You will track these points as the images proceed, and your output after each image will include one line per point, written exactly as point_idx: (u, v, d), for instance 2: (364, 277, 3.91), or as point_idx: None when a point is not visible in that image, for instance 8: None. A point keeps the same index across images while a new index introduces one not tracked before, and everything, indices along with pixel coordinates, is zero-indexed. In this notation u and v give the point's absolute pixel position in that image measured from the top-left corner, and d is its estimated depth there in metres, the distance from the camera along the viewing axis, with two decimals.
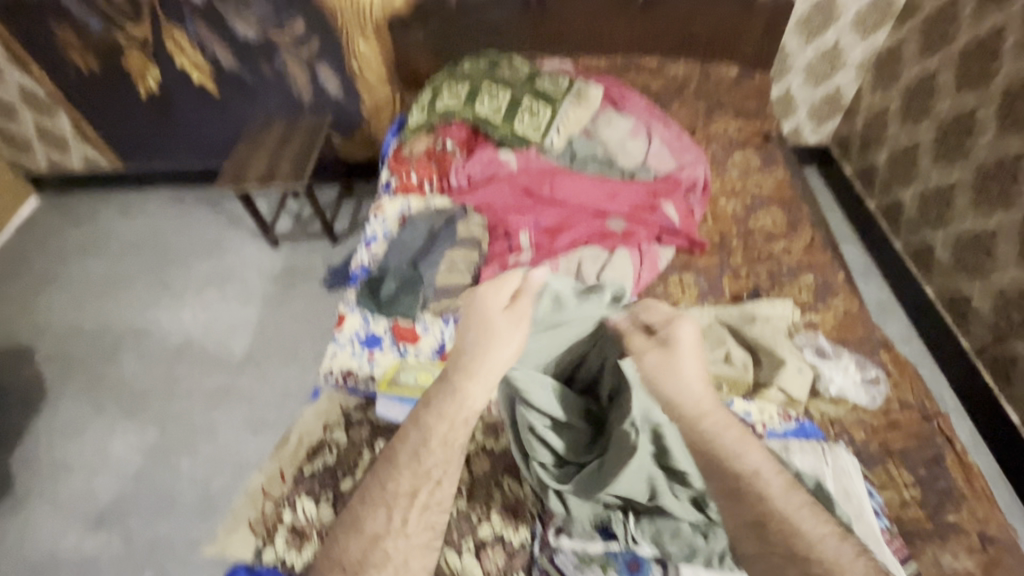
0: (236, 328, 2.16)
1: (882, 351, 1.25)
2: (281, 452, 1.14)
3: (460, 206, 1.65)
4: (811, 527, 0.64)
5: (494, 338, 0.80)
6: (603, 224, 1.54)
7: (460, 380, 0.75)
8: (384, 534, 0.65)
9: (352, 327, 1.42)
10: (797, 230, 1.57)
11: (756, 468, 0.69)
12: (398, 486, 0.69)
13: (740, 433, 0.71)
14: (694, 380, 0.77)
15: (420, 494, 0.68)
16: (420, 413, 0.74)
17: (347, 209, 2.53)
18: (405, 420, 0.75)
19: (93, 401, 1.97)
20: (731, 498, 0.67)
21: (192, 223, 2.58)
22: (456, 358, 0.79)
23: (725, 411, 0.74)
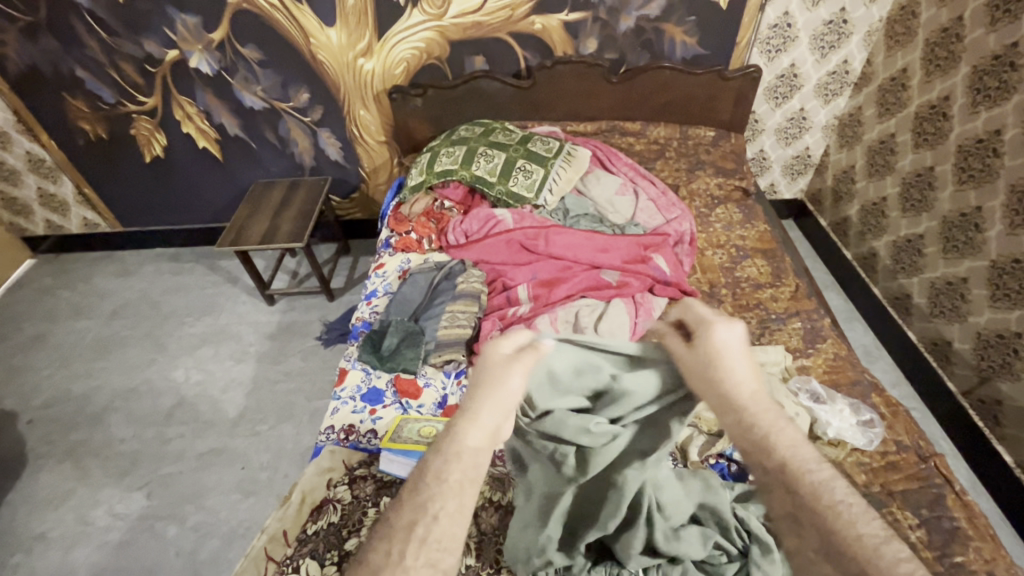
0: (230, 387, 2.13)
1: (873, 393, 1.29)
2: (282, 512, 1.11)
3: (459, 261, 1.72)
4: (872, 529, 0.51)
5: (506, 369, 0.68)
6: (597, 276, 1.60)
7: (469, 416, 0.64)
8: (382, 571, 0.54)
9: (354, 382, 1.44)
10: (781, 278, 1.64)
11: (808, 465, 0.56)
12: (399, 519, 0.58)
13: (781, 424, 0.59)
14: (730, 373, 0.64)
15: (418, 528, 0.57)
16: (433, 450, 0.63)
17: (344, 266, 2.58)
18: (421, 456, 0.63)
19: (78, 466, 1.91)
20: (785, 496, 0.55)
21: (188, 282, 2.60)
22: (469, 391, 0.68)
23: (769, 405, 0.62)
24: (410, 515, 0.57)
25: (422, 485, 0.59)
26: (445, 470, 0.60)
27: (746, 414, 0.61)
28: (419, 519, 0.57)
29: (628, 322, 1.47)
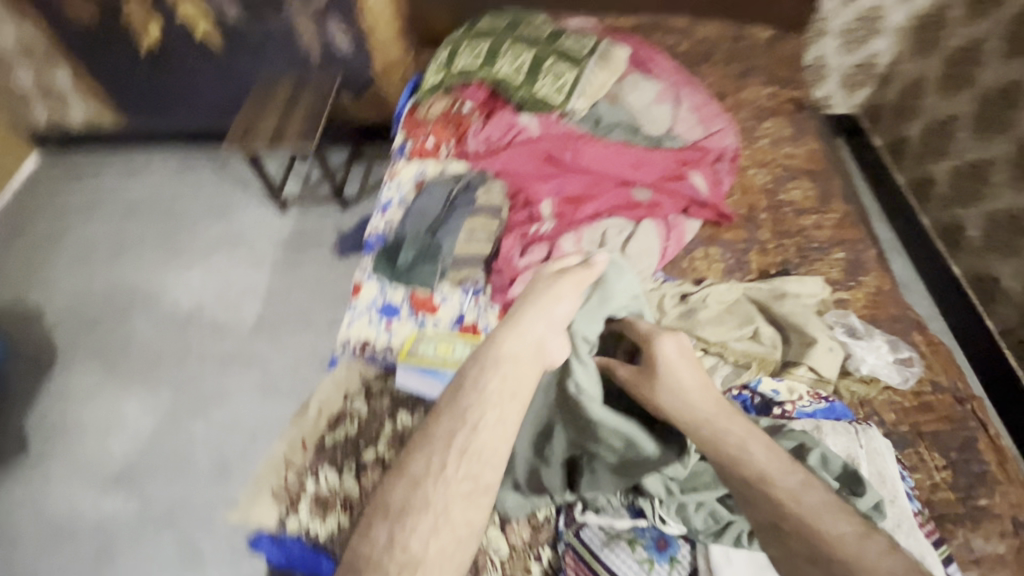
0: (246, 294, 2.13)
1: (915, 331, 1.22)
2: (300, 421, 1.11)
3: (478, 172, 1.59)
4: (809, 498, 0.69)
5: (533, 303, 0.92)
6: (628, 194, 1.49)
7: (499, 339, 0.85)
8: (424, 479, 0.73)
9: (369, 295, 1.40)
10: (828, 203, 1.51)
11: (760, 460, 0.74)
12: (437, 434, 0.76)
13: (739, 430, 0.77)
14: (693, 389, 0.84)
15: (458, 441, 0.75)
16: (465, 381, 0.81)
17: (357, 173, 2.47)
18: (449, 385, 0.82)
19: (106, 364, 1.97)
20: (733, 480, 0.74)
21: (198, 185, 2.52)
22: (501, 320, 0.91)
23: (725, 415, 0.80)
24: (441, 452, 0.74)
25: (454, 421, 0.77)
26: (484, 388, 0.79)
27: (717, 428, 0.78)
28: (456, 433, 0.76)
29: (657, 246, 1.38)
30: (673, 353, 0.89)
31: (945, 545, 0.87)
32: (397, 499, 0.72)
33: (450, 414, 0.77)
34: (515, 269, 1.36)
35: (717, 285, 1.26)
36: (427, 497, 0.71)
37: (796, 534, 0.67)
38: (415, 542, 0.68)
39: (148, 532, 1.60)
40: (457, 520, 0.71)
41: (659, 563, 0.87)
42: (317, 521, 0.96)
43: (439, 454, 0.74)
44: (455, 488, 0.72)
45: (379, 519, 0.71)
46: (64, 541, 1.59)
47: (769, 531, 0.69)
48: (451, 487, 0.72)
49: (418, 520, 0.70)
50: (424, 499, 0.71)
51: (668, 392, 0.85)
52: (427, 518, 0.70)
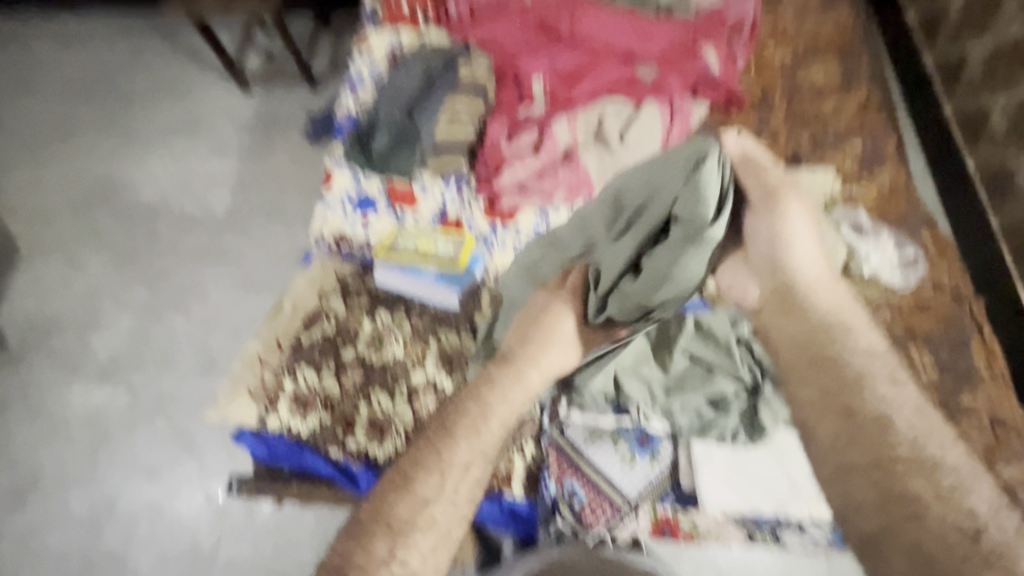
0: (214, 184, 1.98)
1: (923, 229, 1.15)
2: (275, 320, 1.07)
3: (461, 43, 1.40)
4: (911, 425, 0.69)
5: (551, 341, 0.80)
6: (630, 71, 1.32)
7: (524, 369, 0.77)
8: (433, 501, 0.67)
9: (342, 186, 1.27)
10: (852, 85, 1.35)
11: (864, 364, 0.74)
12: (454, 456, 0.70)
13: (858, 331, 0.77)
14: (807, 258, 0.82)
15: (472, 468, 0.70)
16: (481, 394, 0.75)
17: (325, 46, 2.18)
18: (464, 397, 0.75)
19: (72, 257, 1.87)
20: (833, 389, 0.72)
21: (146, 57, 2.23)
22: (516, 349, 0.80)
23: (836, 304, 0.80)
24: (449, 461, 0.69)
25: (466, 434, 0.71)
26: (487, 407, 0.73)
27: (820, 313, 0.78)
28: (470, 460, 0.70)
29: (660, 131, 1.24)
30: (801, 223, 0.83)
31: None
32: (400, 514, 0.66)
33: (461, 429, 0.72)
34: (502, 154, 1.24)
35: None
36: (433, 518, 0.66)
37: (893, 463, 0.65)
38: (414, 558, 0.63)
39: (141, 422, 1.63)
40: (456, 536, 0.67)
41: (641, 458, 0.89)
42: (298, 419, 0.94)
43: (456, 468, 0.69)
44: (457, 508, 0.68)
45: (380, 534, 0.65)
46: (58, 430, 1.62)
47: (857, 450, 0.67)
48: (452, 508, 0.68)
49: (420, 538, 0.65)
50: (429, 519, 0.66)
51: (790, 256, 0.81)
52: (429, 535, 0.65)
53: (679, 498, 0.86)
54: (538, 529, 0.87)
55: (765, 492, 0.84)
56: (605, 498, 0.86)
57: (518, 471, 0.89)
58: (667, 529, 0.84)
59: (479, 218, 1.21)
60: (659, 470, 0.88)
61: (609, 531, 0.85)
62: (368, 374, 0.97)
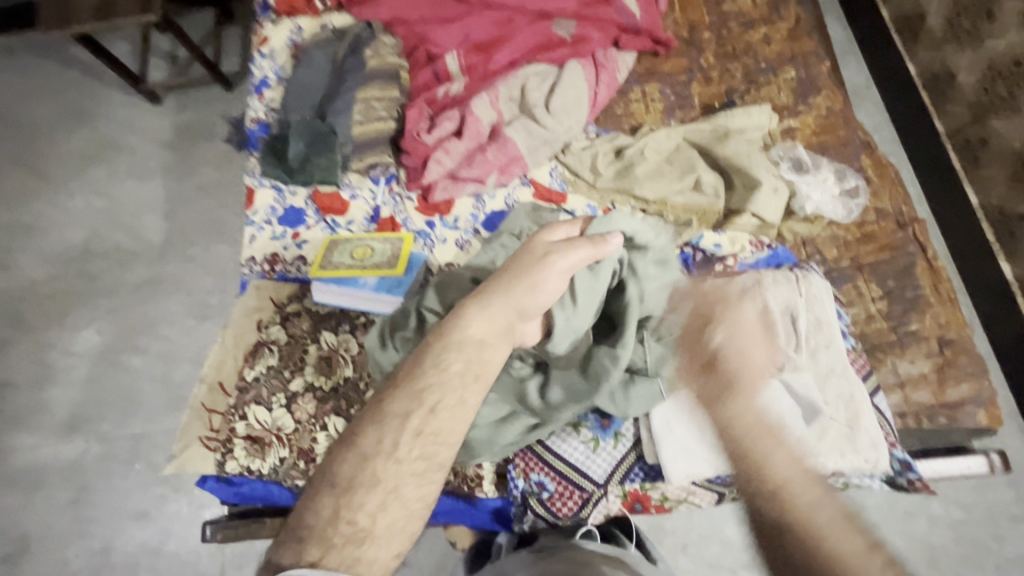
0: (144, 210, 1.88)
1: (863, 154, 1.12)
2: (216, 359, 1.03)
3: (364, 24, 1.30)
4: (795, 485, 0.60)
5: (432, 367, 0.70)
6: (547, 30, 1.25)
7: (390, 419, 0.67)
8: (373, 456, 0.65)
9: (265, 203, 1.20)
10: (780, 9, 1.29)
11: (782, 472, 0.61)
12: (341, 469, 0.65)
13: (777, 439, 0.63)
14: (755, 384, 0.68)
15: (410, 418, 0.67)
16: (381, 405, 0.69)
17: (232, 41, 2.03)
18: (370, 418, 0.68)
19: (10, 312, 1.78)
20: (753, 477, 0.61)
21: (40, 83, 2.05)
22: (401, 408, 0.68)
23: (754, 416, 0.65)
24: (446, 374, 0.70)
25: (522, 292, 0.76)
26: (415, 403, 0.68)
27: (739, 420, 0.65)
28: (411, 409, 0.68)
29: (586, 93, 1.19)
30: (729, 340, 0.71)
31: (872, 377, 0.90)
32: (345, 471, 0.64)
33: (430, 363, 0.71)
34: (425, 146, 1.16)
35: (655, 133, 1.15)
36: (375, 475, 0.64)
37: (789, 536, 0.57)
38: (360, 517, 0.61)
39: (119, 467, 1.59)
40: (410, 497, 0.64)
41: (604, 439, 0.89)
42: (258, 460, 0.91)
43: (457, 355, 0.71)
44: (408, 467, 0.64)
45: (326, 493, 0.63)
46: (37, 490, 1.58)
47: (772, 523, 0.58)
48: (402, 468, 0.64)
49: (364, 498, 0.62)
50: (371, 475, 0.64)
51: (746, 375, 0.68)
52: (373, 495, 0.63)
53: (646, 473, 0.87)
54: (514, 525, 0.89)
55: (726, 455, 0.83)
56: (573, 486, 0.87)
57: (487, 473, 0.91)
58: (638, 504, 0.89)
59: (415, 215, 1.16)
60: (624, 449, 0.88)
61: (582, 516, 0.87)
62: (322, 402, 0.94)
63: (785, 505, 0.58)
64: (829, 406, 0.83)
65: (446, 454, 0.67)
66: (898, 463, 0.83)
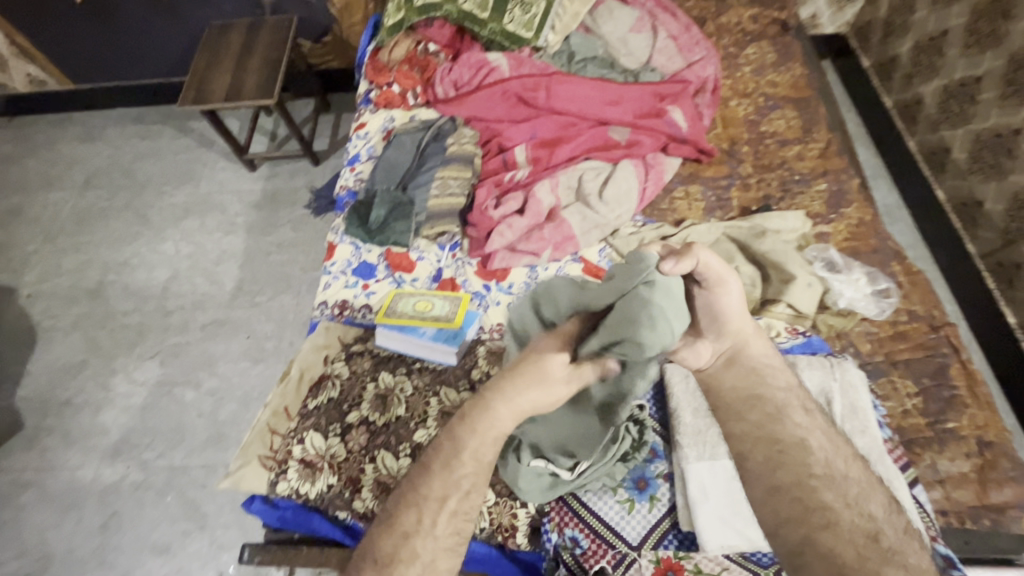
0: (224, 258, 2.09)
1: (894, 261, 1.21)
2: (284, 388, 1.13)
3: (448, 118, 1.54)
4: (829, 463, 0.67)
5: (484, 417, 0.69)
6: (605, 134, 1.44)
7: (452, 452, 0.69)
8: (415, 535, 0.66)
9: (344, 256, 1.36)
10: (812, 132, 1.46)
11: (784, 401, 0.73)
12: (430, 490, 0.68)
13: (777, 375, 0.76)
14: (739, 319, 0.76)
15: (449, 500, 0.68)
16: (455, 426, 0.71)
17: (326, 124, 2.37)
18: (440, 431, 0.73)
19: (87, 336, 1.95)
20: (747, 410, 0.73)
21: (158, 146, 2.40)
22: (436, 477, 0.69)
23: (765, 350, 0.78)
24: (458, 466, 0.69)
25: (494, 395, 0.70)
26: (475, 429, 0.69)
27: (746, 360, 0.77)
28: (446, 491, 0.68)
29: (636, 187, 1.35)
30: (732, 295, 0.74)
31: (911, 468, 0.91)
32: (384, 549, 0.66)
33: (432, 463, 0.70)
34: (492, 220, 1.32)
35: (697, 226, 1.27)
36: (415, 551, 0.65)
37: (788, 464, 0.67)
38: None
39: (152, 496, 1.63)
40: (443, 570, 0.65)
41: (639, 501, 0.93)
42: (308, 483, 0.98)
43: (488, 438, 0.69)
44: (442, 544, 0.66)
45: (368, 571, 0.65)
46: (72, 510, 1.63)
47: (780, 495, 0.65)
48: (439, 542, 0.66)
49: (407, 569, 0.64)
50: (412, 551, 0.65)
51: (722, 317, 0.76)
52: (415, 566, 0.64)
53: (680, 540, 0.89)
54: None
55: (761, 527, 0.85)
56: (607, 546, 0.88)
57: (521, 524, 0.93)
58: (670, 573, 0.82)
59: (474, 278, 1.29)
60: (659, 513, 0.91)
61: None
62: (373, 435, 1.01)
63: (804, 477, 0.65)
64: None
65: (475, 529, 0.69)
66: (943, 559, 0.80)
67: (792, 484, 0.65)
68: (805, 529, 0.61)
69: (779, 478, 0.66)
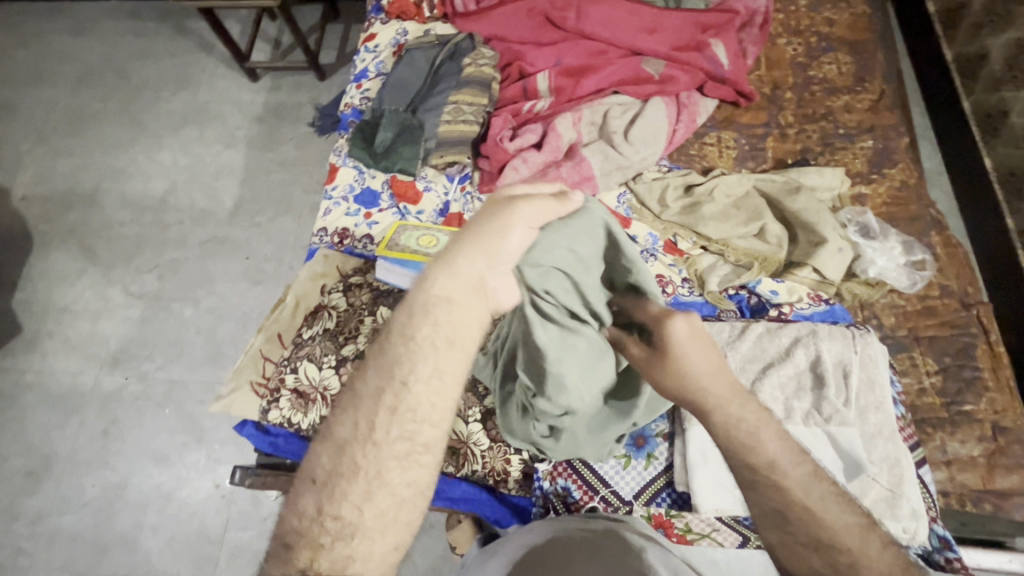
0: (222, 174, 2.00)
1: (933, 231, 1.13)
2: (278, 314, 1.09)
3: (466, 35, 1.39)
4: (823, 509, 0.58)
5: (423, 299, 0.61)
6: (637, 66, 1.31)
7: (394, 348, 0.59)
8: (350, 443, 0.56)
9: (346, 181, 1.27)
10: (865, 81, 1.32)
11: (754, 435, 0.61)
12: (366, 385, 0.59)
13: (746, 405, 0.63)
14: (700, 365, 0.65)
15: (387, 396, 0.57)
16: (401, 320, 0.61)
17: (333, 35, 2.19)
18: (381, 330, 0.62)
19: (83, 245, 1.90)
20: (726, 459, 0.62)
21: (154, 46, 2.24)
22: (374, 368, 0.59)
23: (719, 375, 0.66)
24: (413, 340, 0.59)
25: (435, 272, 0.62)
26: (413, 333, 0.59)
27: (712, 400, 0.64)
28: (387, 385, 0.58)
29: (666, 129, 1.24)
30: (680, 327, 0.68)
31: (919, 448, 0.88)
32: (322, 465, 0.56)
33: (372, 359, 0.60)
34: (505, 152, 1.22)
35: (726, 176, 1.17)
36: (355, 464, 0.55)
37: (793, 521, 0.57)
38: (347, 510, 0.54)
39: (150, 408, 1.65)
40: (396, 482, 0.55)
41: (636, 458, 0.91)
42: (300, 413, 0.97)
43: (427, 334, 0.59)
44: (388, 451, 0.56)
45: (306, 491, 0.56)
46: (72, 414, 1.65)
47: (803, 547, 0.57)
48: (383, 452, 0.56)
49: (350, 486, 0.55)
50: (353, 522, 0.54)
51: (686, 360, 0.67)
52: (359, 483, 0.55)
53: (673, 499, 0.88)
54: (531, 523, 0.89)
55: None
56: (599, 499, 0.88)
57: (514, 471, 0.92)
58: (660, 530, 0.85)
59: None
60: (654, 471, 0.90)
61: None
62: None
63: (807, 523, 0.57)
64: (872, 465, 0.82)
65: (431, 433, 0.57)
66: (937, 538, 0.81)
67: (811, 543, 0.56)
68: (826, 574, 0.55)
69: (793, 538, 0.58)
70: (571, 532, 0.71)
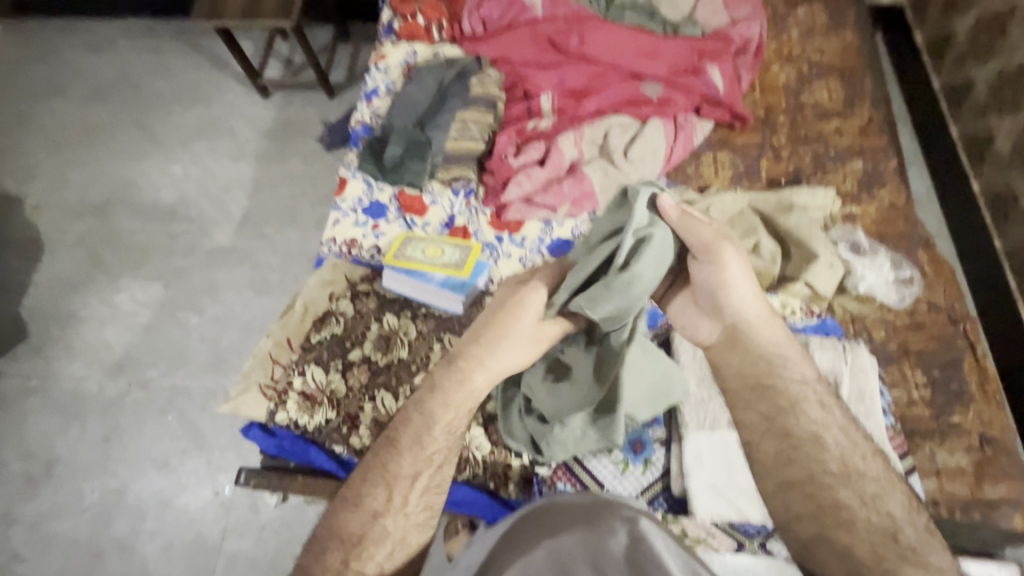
0: (232, 186, 2.05)
1: (921, 249, 1.17)
2: (287, 319, 1.12)
3: (473, 57, 1.45)
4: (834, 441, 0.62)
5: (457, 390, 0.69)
6: (636, 88, 1.37)
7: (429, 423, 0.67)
8: (382, 514, 0.64)
9: (354, 193, 1.32)
10: (855, 106, 1.38)
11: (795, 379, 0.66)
12: (399, 468, 0.66)
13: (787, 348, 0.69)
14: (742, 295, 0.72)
15: (421, 477, 0.66)
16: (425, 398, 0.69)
17: (343, 55, 2.26)
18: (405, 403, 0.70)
19: (92, 253, 1.94)
20: (755, 391, 0.66)
21: (169, 63, 2.31)
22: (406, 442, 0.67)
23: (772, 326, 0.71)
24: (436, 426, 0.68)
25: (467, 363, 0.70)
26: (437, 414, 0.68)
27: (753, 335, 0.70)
28: (421, 470, 0.66)
29: (664, 148, 1.29)
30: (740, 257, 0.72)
31: (908, 457, 0.91)
32: (353, 528, 0.64)
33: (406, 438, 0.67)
34: (510, 168, 1.27)
35: (722, 195, 1.21)
36: (386, 530, 0.64)
37: (807, 456, 0.61)
38: (371, 568, 0.62)
39: (152, 414, 1.66)
40: (416, 543, 0.65)
41: (634, 463, 0.94)
42: (306, 416, 0.99)
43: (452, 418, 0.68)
44: (411, 516, 0.65)
45: (335, 551, 0.63)
46: (74, 419, 1.67)
47: (805, 484, 0.59)
48: (408, 519, 0.64)
49: (376, 550, 0.63)
50: (383, 531, 0.63)
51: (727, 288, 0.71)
52: (384, 547, 0.63)
53: (670, 504, 0.91)
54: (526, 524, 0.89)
55: (752, 501, 0.87)
56: None
57: (514, 474, 0.96)
58: None
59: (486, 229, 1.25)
60: (651, 477, 0.93)
61: None
62: (374, 375, 1.01)
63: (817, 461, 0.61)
64: None
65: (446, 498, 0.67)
66: None
67: (805, 479, 0.59)
68: (820, 523, 0.57)
69: (789, 468, 0.61)
70: (573, 499, 0.56)
